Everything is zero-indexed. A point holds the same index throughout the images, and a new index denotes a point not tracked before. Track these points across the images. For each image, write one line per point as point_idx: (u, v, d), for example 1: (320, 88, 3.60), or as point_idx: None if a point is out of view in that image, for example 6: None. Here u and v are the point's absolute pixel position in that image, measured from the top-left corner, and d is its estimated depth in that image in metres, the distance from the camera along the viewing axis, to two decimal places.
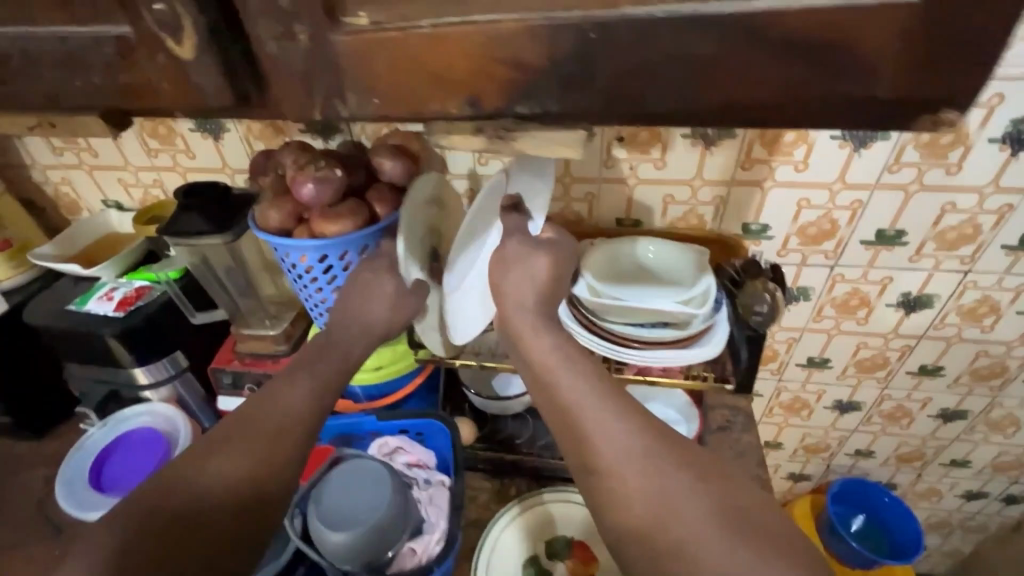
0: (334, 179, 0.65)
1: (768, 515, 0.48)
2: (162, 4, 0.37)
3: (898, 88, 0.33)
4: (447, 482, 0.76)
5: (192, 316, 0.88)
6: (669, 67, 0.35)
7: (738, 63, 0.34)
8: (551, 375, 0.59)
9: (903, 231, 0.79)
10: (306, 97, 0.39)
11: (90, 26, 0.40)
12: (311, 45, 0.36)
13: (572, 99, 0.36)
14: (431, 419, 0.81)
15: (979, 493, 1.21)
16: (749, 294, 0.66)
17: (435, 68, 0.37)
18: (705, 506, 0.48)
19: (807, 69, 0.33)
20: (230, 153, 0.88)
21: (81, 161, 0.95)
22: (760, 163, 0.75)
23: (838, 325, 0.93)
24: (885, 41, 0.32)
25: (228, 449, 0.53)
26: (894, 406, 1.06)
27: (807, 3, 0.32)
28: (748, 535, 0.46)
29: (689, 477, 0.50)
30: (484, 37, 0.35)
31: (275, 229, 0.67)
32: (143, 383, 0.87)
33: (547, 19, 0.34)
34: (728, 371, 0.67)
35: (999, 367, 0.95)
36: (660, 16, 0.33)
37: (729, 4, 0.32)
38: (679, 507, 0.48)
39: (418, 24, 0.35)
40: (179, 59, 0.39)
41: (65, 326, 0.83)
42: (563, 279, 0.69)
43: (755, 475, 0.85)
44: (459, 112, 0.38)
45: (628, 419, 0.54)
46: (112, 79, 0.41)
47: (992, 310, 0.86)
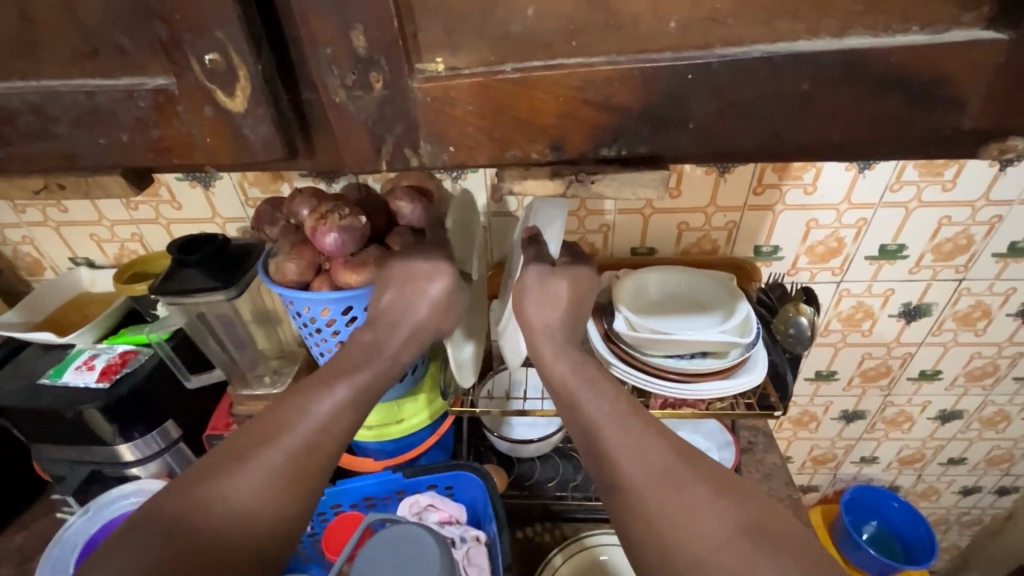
0: (357, 227, 0.61)
1: (783, 524, 0.45)
2: (216, 54, 0.33)
3: (984, 119, 0.34)
4: (482, 537, 0.73)
5: (186, 379, 0.81)
6: (760, 107, 0.34)
7: (828, 100, 0.34)
8: (572, 394, 0.55)
9: (904, 245, 0.83)
10: (373, 147, 0.36)
11: (124, 80, 0.36)
12: (386, 93, 0.34)
13: (662, 140, 0.36)
14: (460, 472, 0.76)
15: (974, 489, 1.25)
16: (784, 318, 0.67)
17: (521, 113, 0.35)
18: (726, 522, 0.44)
19: (900, 102, 0.34)
20: (222, 201, 0.83)
21: (46, 218, 0.87)
22: (771, 187, 0.77)
23: (844, 338, 0.96)
24: (974, 74, 0.33)
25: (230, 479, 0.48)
26: (896, 412, 1.09)
27: (900, 41, 0.32)
28: (775, 555, 0.42)
29: (711, 494, 0.46)
30: (577, 80, 0.34)
31: (293, 282, 0.62)
32: (129, 459, 0.78)
33: (642, 62, 0.33)
34: (771, 399, 0.66)
35: (990, 367, 1.00)
36: (757, 55, 0.33)
37: (825, 43, 0.33)
38: (699, 523, 0.44)
39: (503, 69, 0.34)
40: (227, 111, 0.36)
41: (39, 402, 0.73)
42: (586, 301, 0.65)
43: (786, 495, 0.84)
44: (540, 156, 0.36)
45: (652, 435, 0.50)
46: (145, 136, 0.37)
47: (984, 314, 0.91)
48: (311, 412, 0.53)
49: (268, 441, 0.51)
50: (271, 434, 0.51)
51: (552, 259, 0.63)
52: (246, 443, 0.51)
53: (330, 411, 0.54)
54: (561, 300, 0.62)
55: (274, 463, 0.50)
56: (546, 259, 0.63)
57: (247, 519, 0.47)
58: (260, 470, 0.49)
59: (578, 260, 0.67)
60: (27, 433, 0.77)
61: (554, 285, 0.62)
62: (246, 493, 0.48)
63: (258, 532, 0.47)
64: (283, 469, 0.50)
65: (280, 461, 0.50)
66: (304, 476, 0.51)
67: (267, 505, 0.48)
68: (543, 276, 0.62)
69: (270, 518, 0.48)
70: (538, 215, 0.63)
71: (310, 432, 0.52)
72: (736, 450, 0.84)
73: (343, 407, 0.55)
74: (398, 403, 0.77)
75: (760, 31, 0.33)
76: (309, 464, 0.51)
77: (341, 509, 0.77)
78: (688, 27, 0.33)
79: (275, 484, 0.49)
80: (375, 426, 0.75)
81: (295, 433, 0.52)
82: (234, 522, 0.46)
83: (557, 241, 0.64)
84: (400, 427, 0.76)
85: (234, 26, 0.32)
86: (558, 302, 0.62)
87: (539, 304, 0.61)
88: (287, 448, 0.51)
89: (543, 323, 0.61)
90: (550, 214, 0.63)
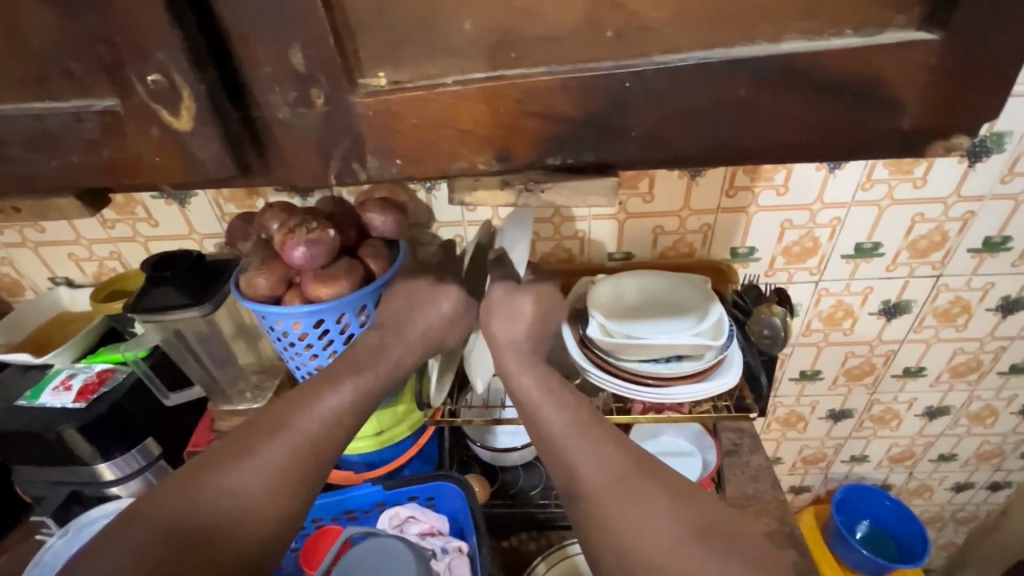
0: (327, 240, 0.61)
1: (736, 526, 0.47)
2: (159, 75, 0.33)
3: (922, 119, 0.35)
4: (465, 547, 0.72)
5: (164, 398, 0.81)
6: (702, 113, 0.35)
7: (768, 105, 0.34)
8: (535, 406, 0.57)
9: (879, 243, 0.83)
10: (321, 162, 0.36)
11: (70, 102, 0.36)
12: (329, 110, 0.34)
13: (606, 148, 0.36)
14: (441, 482, 0.76)
15: (967, 485, 1.24)
16: (757, 320, 0.67)
17: (464, 125, 0.35)
18: (678, 523, 0.46)
19: (840, 104, 0.34)
20: (199, 218, 0.83)
21: (24, 238, 0.87)
22: (743, 190, 0.78)
23: (826, 337, 0.96)
24: (909, 76, 0.33)
25: (231, 473, 0.49)
26: (883, 410, 1.09)
27: (835, 45, 0.33)
28: (723, 555, 0.44)
29: (665, 498, 0.48)
30: (518, 91, 0.34)
31: (264, 296, 0.62)
32: (110, 478, 0.78)
33: (580, 72, 0.34)
34: (746, 400, 0.66)
35: (974, 362, 1.00)
36: (693, 62, 0.33)
37: (761, 48, 0.33)
38: (653, 526, 0.47)
39: (443, 82, 0.34)
40: (175, 131, 0.36)
41: (18, 424, 0.73)
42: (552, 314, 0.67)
43: (770, 497, 0.84)
44: (487, 167, 0.37)
45: (610, 443, 0.53)
46: (95, 156, 0.37)
47: (964, 309, 0.91)
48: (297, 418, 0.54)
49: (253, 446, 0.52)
50: (250, 441, 0.52)
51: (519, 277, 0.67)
52: (247, 438, 0.52)
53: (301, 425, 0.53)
54: (526, 315, 0.64)
55: (267, 464, 0.51)
56: (513, 277, 0.66)
57: (244, 517, 0.48)
58: (262, 466, 0.51)
59: (543, 277, 0.70)
60: (8, 454, 0.77)
61: (519, 300, 0.65)
62: (238, 493, 0.49)
63: (254, 530, 0.48)
64: (273, 471, 0.51)
65: (274, 462, 0.51)
66: (304, 478, 0.52)
67: (262, 503, 0.49)
68: (510, 293, 0.65)
69: (269, 515, 0.49)
70: (506, 237, 0.68)
71: (279, 443, 0.52)
72: (719, 453, 0.83)
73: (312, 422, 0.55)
74: (378, 414, 0.76)
75: (697, 38, 0.33)
76: (306, 466, 0.52)
77: (323, 522, 0.77)
78: (625, 36, 0.33)
79: (271, 483, 0.50)
80: (361, 438, 0.76)
81: (277, 441, 0.52)
82: (232, 518, 0.47)
83: (522, 261, 0.66)
84: (384, 435, 0.76)
85: (174, 47, 0.33)
86: (522, 317, 0.64)
87: (505, 320, 0.63)
88: (280, 450, 0.52)
89: (507, 338, 0.63)
90: (516, 235, 0.66)
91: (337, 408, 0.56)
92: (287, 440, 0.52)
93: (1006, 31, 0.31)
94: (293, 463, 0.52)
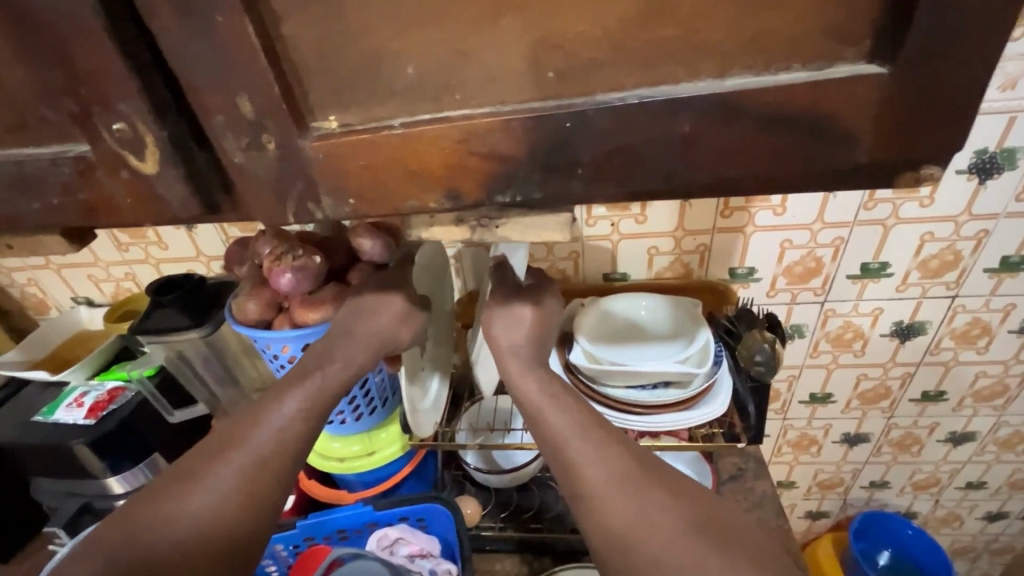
0: (311, 266, 0.63)
1: (738, 522, 0.47)
2: (122, 124, 0.35)
3: (879, 152, 0.33)
4: (455, 570, 0.72)
5: (169, 415, 0.83)
6: (648, 150, 0.34)
7: (715, 138, 0.34)
8: (537, 409, 0.55)
9: (887, 263, 0.80)
10: (278, 202, 0.37)
11: (48, 147, 0.38)
12: (280, 153, 0.35)
13: (554, 186, 0.36)
14: (431, 503, 0.76)
15: (1001, 514, 1.16)
16: (748, 345, 0.64)
17: (412, 165, 0.36)
18: (681, 523, 0.45)
19: (792, 139, 0.33)
20: (205, 241, 0.87)
21: (48, 261, 0.92)
22: (739, 210, 0.76)
23: (836, 359, 0.92)
24: (860, 109, 0.32)
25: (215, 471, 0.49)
26: (902, 434, 1.03)
27: (781, 80, 0.32)
28: (729, 552, 0.43)
29: (667, 497, 0.47)
30: (461, 132, 0.34)
31: (254, 321, 0.64)
32: (118, 492, 0.81)
33: (523, 113, 0.34)
34: (737, 429, 0.65)
35: (999, 386, 0.94)
36: (634, 101, 0.33)
37: (703, 85, 0.32)
38: (654, 522, 0.45)
39: (390, 125, 0.35)
40: (143, 174, 0.38)
41: (34, 438, 0.77)
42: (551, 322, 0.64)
43: (774, 525, 0.81)
44: (438, 205, 0.37)
45: (612, 443, 0.51)
46: (73, 198, 0.40)
47: (985, 331, 0.86)
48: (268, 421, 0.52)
49: (213, 457, 0.50)
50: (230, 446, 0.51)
51: (517, 286, 0.64)
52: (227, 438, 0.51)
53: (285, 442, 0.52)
54: (525, 323, 0.62)
55: (221, 479, 0.48)
56: (513, 284, 0.64)
57: (228, 511, 0.47)
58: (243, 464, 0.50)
59: (546, 283, 0.66)
60: (27, 466, 0.81)
61: (517, 309, 0.62)
62: (199, 510, 0.46)
63: (207, 552, 0.45)
64: None
65: None
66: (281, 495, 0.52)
67: (214, 522, 0.46)
68: (509, 303, 0.62)
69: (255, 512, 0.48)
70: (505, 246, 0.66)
71: (253, 452, 0.50)
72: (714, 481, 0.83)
73: None
74: (373, 434, 0.77)
75: (640, 76, 0.33)
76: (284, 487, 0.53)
77: (315, 541, 0.77)
78: (566, 76, 0.33)
79: (225, 498, 0.48)
80: (354, 457, 0.77)
81: (245, 448, 0.50)
82: (182, 542, 0.45)
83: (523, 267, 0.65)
84: (377, 454, 0.77)
85: (136, 99, 0.34)
86: (523, 324, 0.61)
87: (503, 326, 0.61)
88: None
89: (508, 344, 0.61)
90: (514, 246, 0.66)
91: (316, 421, 0.55)
92: (243, 451, 0.50)
93: (960, 64, 0.30)
94: (246, 475, 0.49)
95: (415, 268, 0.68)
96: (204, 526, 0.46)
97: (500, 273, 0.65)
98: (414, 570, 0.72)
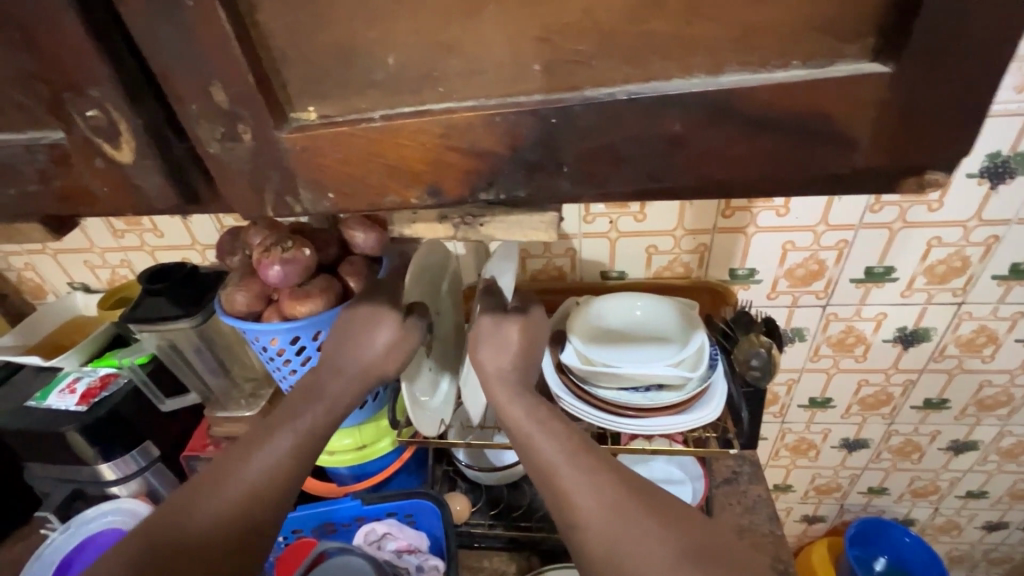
0: (302, 259, 0.62)
1: (731, 549, 0.46)
2: (96, 111, 0.34)
3: (877, 158, 0.32)
4: (441, 566, 0.72)
5: (160, 403, 0.83)
6: (635, 151, 0.33)
7: (706, 139, 0.32)
8: (526, 436, 0.53)
9: (892, 268, 0.78)
10: (255, 194, 0.36)
11: (23, 133, 0.37)
12: (256, 144, 0.34)
13: (538, 183, 0.35)
14: (419, 499, 0.75)
15: (1000, 524, 1.15)
16: (743, 348, 0.64)
17: (392, 160, 0.35)
18: (676, 549, 0.45)
19: (785, 140, 0.32)
20: (199, 229, 0.86)
21: (44, 246, 0.92)
22: (741, 210, 0.74)
23: (836, 363, 0.90)
24: (858, 112, 0.31)
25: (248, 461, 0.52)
26: (902, 441, 1.02)
27: (775, 78, 0.30)
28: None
29: (659, 525, 0.46)
30: (441, 127, 0.33)
31: (243, 312, 0.63)
32: (110, 478, 0.81)
33: (506, 108, 0.32)
34: (730, 434, 0.63)
35: (1004, 396, 0.92)
36: (622, 98, 0.31)
37: (693, 82, 0.31)
38: (648, 550, 0.45)
39: (369, 117, 0.34)
40: (119, 164, 0.37)
41: (25, 423, 0.77)
42: (540, 340, 0.63)
43: (768, 531, 0.80)
44: (419, 201, 0.36)
45: (603, 469, 0.50)
46: (48, 186, 0.39)
47: (991, 339, 0.84)
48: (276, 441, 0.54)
49: (211, 489, 0.50)
50: (228, 476, 0.51)
51: (505, 304, 0.63)
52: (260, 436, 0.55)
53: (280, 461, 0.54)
54: (514, 345, 0.60)
55: (222, 498, 0.50)
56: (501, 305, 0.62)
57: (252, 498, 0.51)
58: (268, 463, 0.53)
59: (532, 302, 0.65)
60: (20, 451, 0.81)
61: (507, 329, 0.60)
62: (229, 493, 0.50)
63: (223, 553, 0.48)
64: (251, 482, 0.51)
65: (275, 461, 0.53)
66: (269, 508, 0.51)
67: (239, 502, 0.50)
68: (498, 321, 0.61)
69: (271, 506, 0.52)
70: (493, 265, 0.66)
71: (266, 464, 0.53)
72: (708, 483, 0.82)
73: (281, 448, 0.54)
74: (361, 427, 0.76)
75: (628, 71, 0.31)
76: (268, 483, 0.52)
77: (303, 533, 0.77)
78: (552, 70, 0.32)
79: (237, 502, 0.50)
80: (344, 452, 0.76)
81: (262, 458, 0.53)
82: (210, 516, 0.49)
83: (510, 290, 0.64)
84: (367, 449, 0.77)
85: (108, 85, 0.33)
86: (510, 346, 0.60)
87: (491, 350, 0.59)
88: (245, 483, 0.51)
89: (496, 368, 0.58)
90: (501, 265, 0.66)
91: None
92: (241, 478, 0.51)
93: (968, 66, 0.28)
94: (245, 494, 0.51)
95: (409, 277, 0.66)
96: (204, 545, 0.47)
97: (489, 292, 0.64)
98: (401, 566, 0.72)
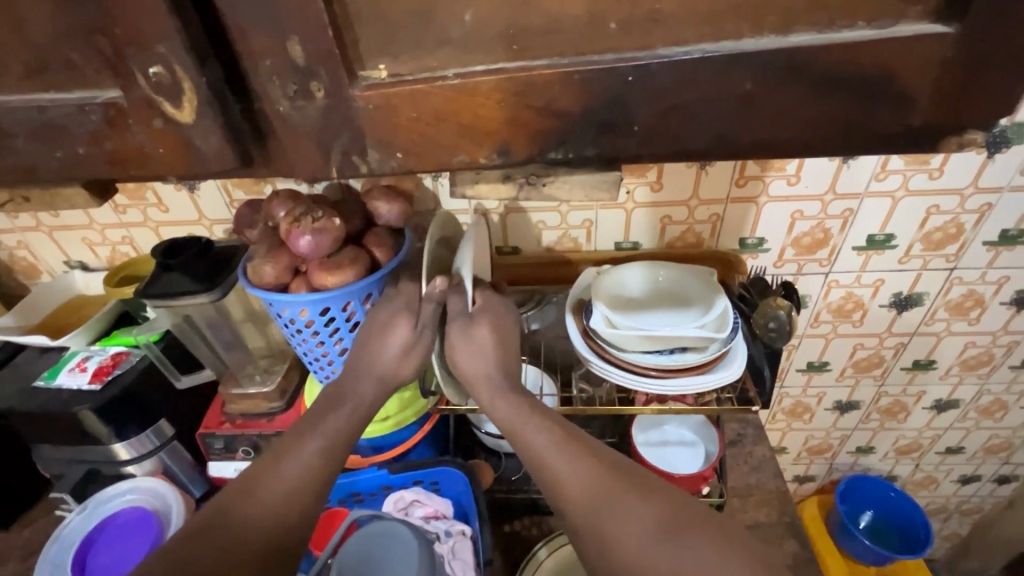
0: (332, 229, 0.62)
1: (711, 516, 0.47)
2: (159, 68, 0.34)
3: (930, 116, 0.34)
4: (468, 531, 0.73)
5: (176, 380, 0.82)
6: (704, 108, 0.34)
7: (773, 100, 0.34)
8: (512, 431, 0.56)
9: (892, 235, 0.82)
10: (321, 155, 0.36)
11: (74, 93, 0.36)
12: (328, 103, 0.34)
13: (607, 140, 0.35)
14: (446, 467, 0.78)
15: (973, 477, 1.23)
16: (763, 310, 0.66)
17: (465, 119, 0.35)
18: (654, 526, 0.46)
19: (847, 98, 0.34)
20: (207, 203, 0.84)
21: (39, 222, 0.88)
22: (754, 179, 0.76)
23: (835, 329, 0.95)
24: (921, 69, 0.32)
25: (275, 473, 0.53)
26: (891, 401, 1.08)
27: (844, 37, 0.32)
28: (699, 547, 0.44)
29: (639, 502, 0.48)
30: (518, 85, 0.34)
31: (271, 284, 0.63)
32: (125, 458, 0.80)
33: (582, 66, 0.33)
34: (750, 394, 0.67)
35: (986, 356, 0.98)
36: (697, 56, 0.32)
37: (767, 41, 0.32)
38: (629, 530, 0.47)
39: (443, 75, 0.34)
40: (179, 124, 0.36)
41: (34, 404, 0.75)
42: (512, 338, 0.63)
43: (773, 487, 0.85)
44: (488, 160, 0.37)
45: (584, 455, 0.52)
46: (99, 148, 0.38)
47: (978, 303, 0.90)
48: (260, 497, 0.51)
49: (227, 512, 0.50)
50: (244, 499, 0.51)
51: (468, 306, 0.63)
52: (281, 447, 0.55)
53: (300, 472, 0.54)
54: (488, 345, 0.61)
55: (247, 514, 0.50)
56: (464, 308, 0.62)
57: (275, 519, 0.51)
58: (297, 463, 0.54)
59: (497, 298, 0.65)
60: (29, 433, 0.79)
61: (476, 332, 0.61)
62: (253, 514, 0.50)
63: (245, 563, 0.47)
64: (276, 495, 0.52)
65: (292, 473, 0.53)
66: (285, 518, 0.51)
67: (255, 518, 0.50)
68: (466, 326, 0.61)
69: (291, 522, 0.51)
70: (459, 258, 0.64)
71: (302, 455, 0.55)
72: (721, 444, 0.85)
73: (318, 441, 0.56)
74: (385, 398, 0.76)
75: (703, 30, 0.32)
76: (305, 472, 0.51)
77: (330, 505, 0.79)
78: (628, 28, 0.32)
79: (256, 520, 0.50)
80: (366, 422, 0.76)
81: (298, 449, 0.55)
82: (224, 530, 0.49)
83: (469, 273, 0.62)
84: (390, 420, 0.76)
85: (175, 40, 0.33)
86: (486, 348, 0.61)
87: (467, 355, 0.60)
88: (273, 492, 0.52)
89: (477, 368, 0.60)
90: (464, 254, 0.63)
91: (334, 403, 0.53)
92: (241, 511, 0.50)
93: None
94: (243, 529, 0.49)
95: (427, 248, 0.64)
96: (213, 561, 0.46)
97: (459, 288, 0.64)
98: (430, 531, 0.73)
